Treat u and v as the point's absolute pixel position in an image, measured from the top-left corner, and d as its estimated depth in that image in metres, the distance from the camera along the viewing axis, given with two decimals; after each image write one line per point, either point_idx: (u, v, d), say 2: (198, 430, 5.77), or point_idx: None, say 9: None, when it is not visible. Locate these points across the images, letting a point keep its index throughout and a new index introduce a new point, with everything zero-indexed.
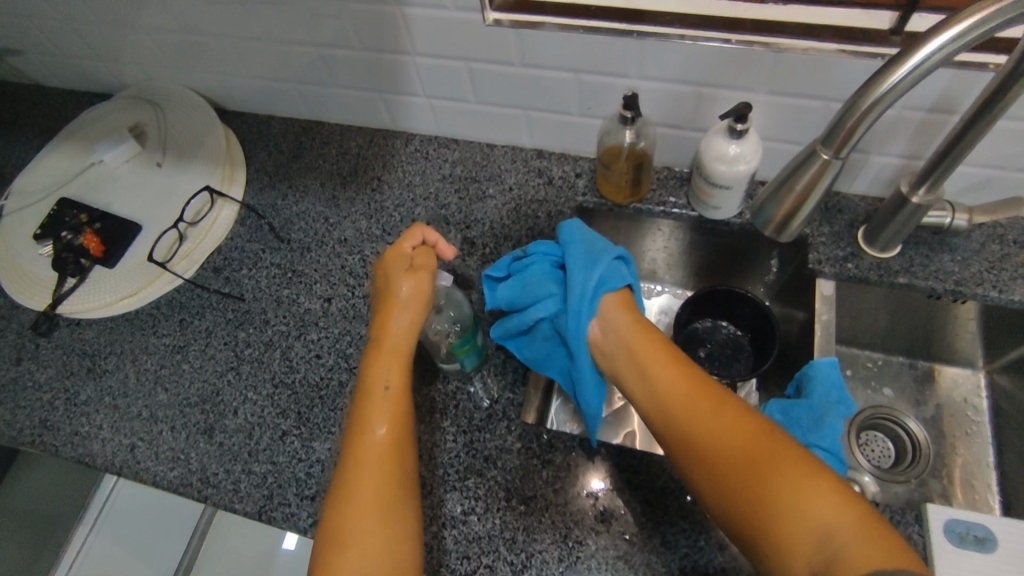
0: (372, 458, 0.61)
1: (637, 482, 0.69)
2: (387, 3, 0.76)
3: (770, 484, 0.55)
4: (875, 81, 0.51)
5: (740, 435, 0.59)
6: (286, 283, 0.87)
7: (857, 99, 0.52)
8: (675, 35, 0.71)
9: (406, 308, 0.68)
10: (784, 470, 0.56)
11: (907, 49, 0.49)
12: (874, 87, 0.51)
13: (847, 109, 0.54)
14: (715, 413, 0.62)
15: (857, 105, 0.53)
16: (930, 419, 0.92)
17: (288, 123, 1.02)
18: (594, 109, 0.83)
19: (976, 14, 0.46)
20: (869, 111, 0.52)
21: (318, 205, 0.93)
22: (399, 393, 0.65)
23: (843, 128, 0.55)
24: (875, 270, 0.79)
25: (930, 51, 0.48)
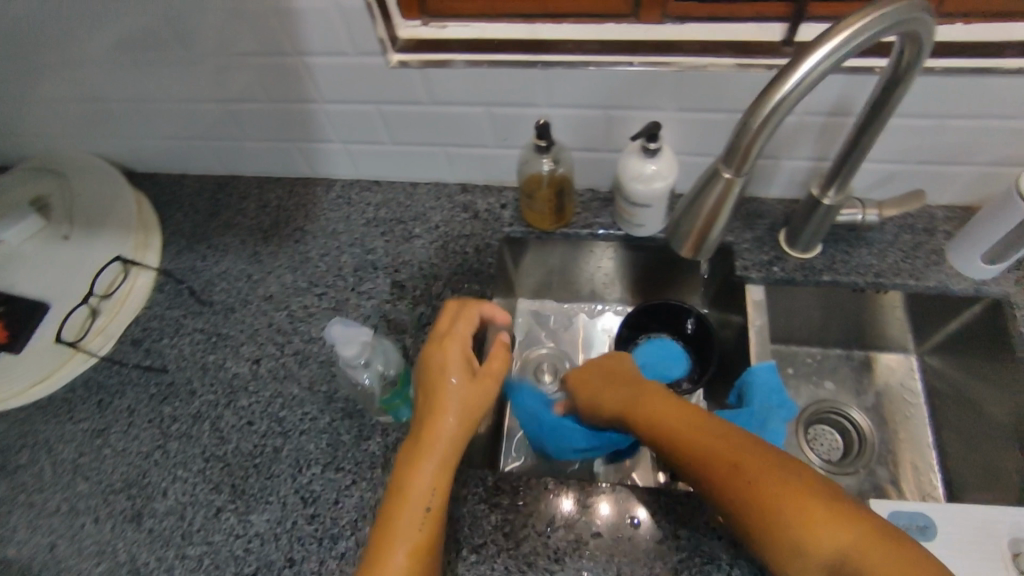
0: (421, 513, 0.58)
1: (594, 498, 0.68)
2: (287, 54, 0.75)
3: (772, 500, 0.52)
4: (779, 81, 0.47)
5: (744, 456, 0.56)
6: (211, 348, 0.83)
7: (768, 97, 0.47)
8: (578, 62, 0.72)
9: (456, 373, 0.65)
10: (777, 489, 0.52)
11: (802, 53, 0.47)
12: (779, 86, 0.47)
13: (744, 123, 0.49)
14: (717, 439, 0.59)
15: (764, 106, 0.48)
16: (873, 407, 0.94)
17: (202, 180, 0.99)
18: (509, 140, 0.83)
19: (859, 21, 0.47)
20: (780, 109, 0.48)
21: (239, 264, 0.90)
22: (444, 459, 0.60)
23: (748, 137, 0.49)
24: (801, 270, 0.81)
25: (826, 52, 0.47)
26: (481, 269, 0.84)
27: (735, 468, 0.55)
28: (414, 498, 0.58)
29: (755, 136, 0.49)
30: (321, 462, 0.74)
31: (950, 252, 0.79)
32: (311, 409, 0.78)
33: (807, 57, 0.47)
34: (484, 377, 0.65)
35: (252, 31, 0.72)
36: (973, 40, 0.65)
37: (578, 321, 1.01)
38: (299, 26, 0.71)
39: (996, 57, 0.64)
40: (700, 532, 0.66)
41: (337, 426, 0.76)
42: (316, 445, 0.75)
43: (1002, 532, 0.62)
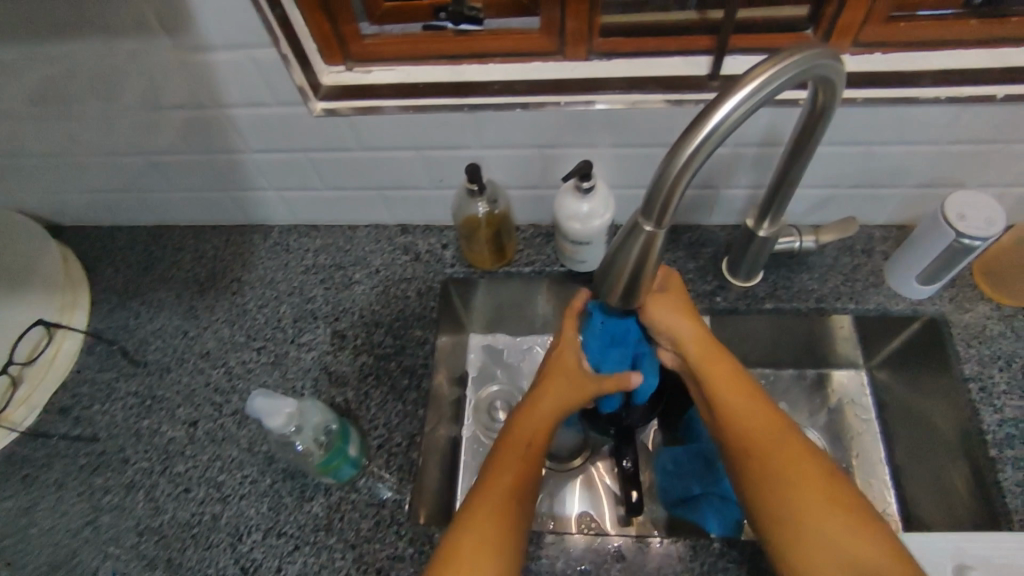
0: (504, 496, 0.60)
1: (553, 545, 0.68)
2: (208, 106, 0.72)
3: (803, 503, 0.57)
4: (692, 132, 0.46)
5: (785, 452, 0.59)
6: (144, 412, 0.79)
7: (680, 149, 0.46)
8: (506, 105, 0.71)
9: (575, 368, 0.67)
10: (801, 469, 0.58)
11: (713, 104, 0.46)
12: (692, 138, 0.46)
13: (662, 173, 0.47)
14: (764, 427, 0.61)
15: (677, 159, 0.47)
16: (826, 423, 0.93)
17: (133, 232, 0.95)
18: (445, 181, 0.81)
19: (768, 70, 0.46)
20: (693, 161, 0.47)
21: (173, 319, 0.86)
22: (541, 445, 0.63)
23: (664, 190, 0.48)
24: (743, 299, 0.80)
25: (736, 102, 0.46)
26: (424, 313, 0.83)
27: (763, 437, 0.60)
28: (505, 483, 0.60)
29: (671, 190, 0.48)
30: (262, 527, 0.71)
31: (887, 273, 0.79)
32: (250, 471, 0.74)
33: (718, 108, 0.46)
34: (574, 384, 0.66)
35: (168, 84, 0.70)
36: (890, 70, 0.65)
37: (530, 355, 0.99)
38: (216, 79, 0.69)
39: (913, 86, 0.65)
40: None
41: (278, 488, 0.73)
42: (257, 510, 0.72)
43: (947, 564, 0.61)
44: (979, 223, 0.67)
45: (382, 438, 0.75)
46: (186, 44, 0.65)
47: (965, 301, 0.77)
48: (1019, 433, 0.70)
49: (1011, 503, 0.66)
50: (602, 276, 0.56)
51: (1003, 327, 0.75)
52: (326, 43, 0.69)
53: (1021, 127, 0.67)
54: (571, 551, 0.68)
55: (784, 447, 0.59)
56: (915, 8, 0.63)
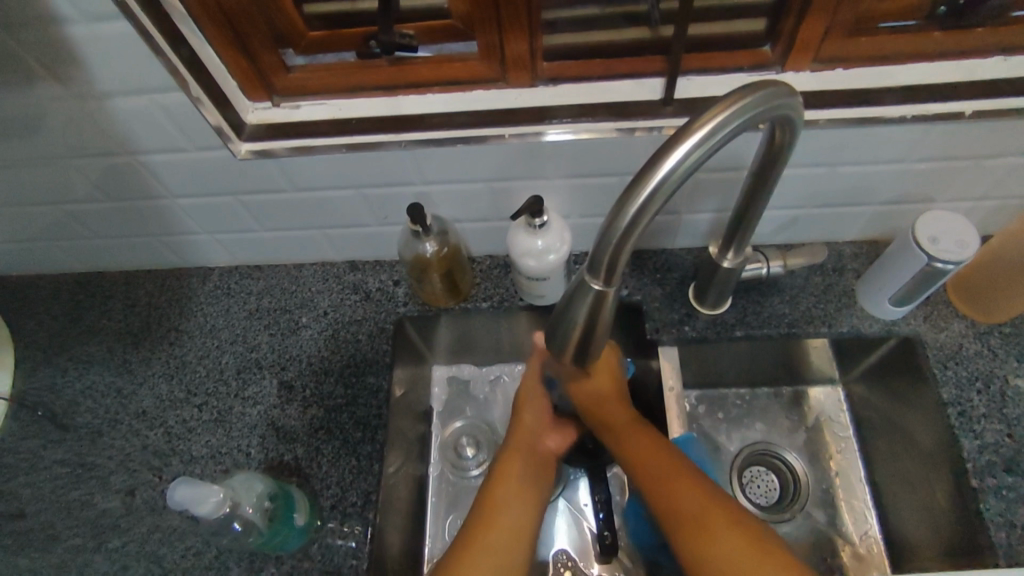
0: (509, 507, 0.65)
1: None
2: (120, 153, 0.66)
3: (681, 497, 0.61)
4: (634, 190, 0.42)
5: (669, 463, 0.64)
6: (76, 482, 0.73)
7: (622, 210, 0.42)
8: (447, 139, 0.66)
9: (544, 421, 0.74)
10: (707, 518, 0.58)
11: (656, 157, 0.41)
12: (634, 197, 0.41)
13: (607, 229, 0.42)
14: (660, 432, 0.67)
15: (619, 220, 0.42)
16: (805, 443, 0.89)
17: (61, 281, 0.88)
18: (391, 217, 0.76)
19: (717, 117, 0.41)
20: (638, 221, 0.42)
21: (105, 376, 0.80)
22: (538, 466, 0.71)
23: (609, 251, 0.43)
24: (712, 327, 0.76)
25: (681, 156, 0.41)
26: (376, 358, 0.77)
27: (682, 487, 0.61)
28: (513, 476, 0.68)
29: (618, 250, 0.43)
30: None
31: (860, 293, 0.76)
32: (193, 542, 0.69)
33: (665, 158, 0.41)
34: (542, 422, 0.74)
35: (72, 132, 0.64)
36: (853, 87, 0.61)
37: (497, 387, 0.94)
38: (124, 125, 0.63)
39: (879, 104, 0.61)
40: None
41: (224, 560, 0.68)
42: None
43: None
44: (952, 245, 0.64)
45: (335, 497, 0.70)
46: (83, 90, 0.59)
47: (940, 320, 0.74)
48: (1000, 459, 0.67)
49: (995, 536, 0.63)
50: (552, 333, 0.51)
51: (979, 346, 0.72)
52: (247, 77, 0.63)
53: (991, 142, 0.63)
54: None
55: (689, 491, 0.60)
56: (876, 23, 0.59)
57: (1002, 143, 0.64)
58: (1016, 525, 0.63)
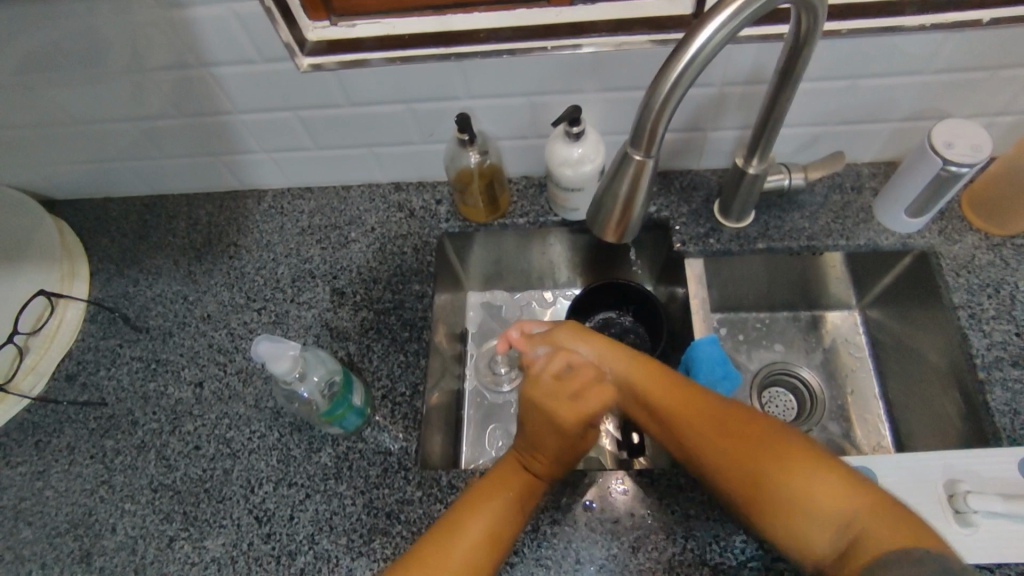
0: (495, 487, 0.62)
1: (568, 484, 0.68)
2: (192, 66, 0.72)
3: (807, 493, 0.50)
4: (671, 63, 0.46)
5: (777, 455, 0.53)
6: (151, 375, 0.81)
7: (659, 83, 0.47)
8: (493, 51, 0.71)
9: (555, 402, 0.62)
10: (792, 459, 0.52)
11: (691, 32, 0.46)
12: (671, 70, 0.46)
13: (647, 102, 0.48)
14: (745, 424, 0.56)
15: (658, 91, 0.47)
16: (821, 362, 0.91)
17: (129, 202, 0.95)
18: (436, 134, 0.82)
19: None
20: (675, 91, 0.47)
21: (173, 285, 0.87)
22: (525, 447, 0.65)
23: (648, 123, 0.49)
24: (736, 240, 0.81)
25: (712, 31, 0.46)
26: (421, 268, 0.84)
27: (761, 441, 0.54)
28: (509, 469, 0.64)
29: (656, 120, 0.48)
30: (272, 479, 0.72)
31: (877, 209, 0.80)
32: (258, 426, 0.76)
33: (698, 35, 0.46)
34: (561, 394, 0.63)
35: (153, 45, 0.70)
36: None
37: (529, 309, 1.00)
38: (200, 37, 0.69)
39: (898, 15, 0.65)
40: (651, 509, 0.67)
41: (287, 441, 0.74)
42: (267, 463, 0.73)
43: (938, 479, 0.63)
44: (966, 150, 0.68)
45: (386, 387, 0.76)
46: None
47: (954, 233, 0.78)
48: (1008, 355, 0.71)
49: (1000, 421, 0.67)
50: (597, 209, 0.57)
51: (991, 256, 0.77)
52: None
53: (1005, 52, 0.67)
54: (577, 487, 0.68)
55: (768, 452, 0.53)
56: None
57: (1016, 53, 0.67)
58: (1020, 412, 0.68)
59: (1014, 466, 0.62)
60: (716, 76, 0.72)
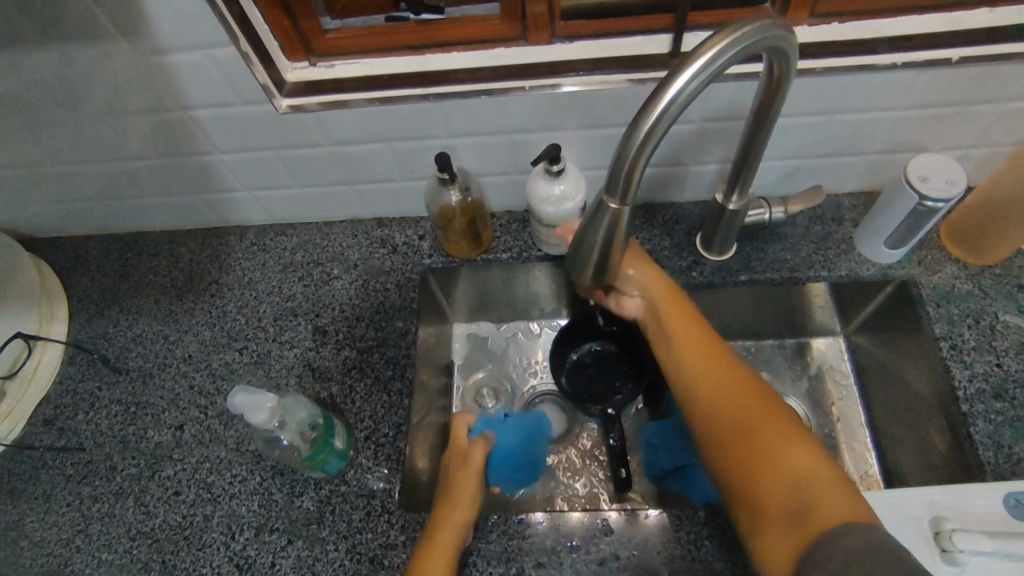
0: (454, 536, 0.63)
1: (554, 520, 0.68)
2: (171, 109, 0.72)
3: (783, 452, 0.56)
4: (646, 111, 0.46)
5: (780, 434, 0.57)
6: (130, 419, 0.79)
7: (634, 132, 0.46)
8: (472, 91, 0.71)
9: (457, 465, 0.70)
10: (770, 429, 0.58)
11: (663, 82, 0.46)
12: (645, 121, 0.46)
13: (621, 150, 0.47)
14: (739, 391, 0.62)
15: (632, 142, 0.46)
16: (808, 390, 0.90)
17: (108, 240, 0.94)
18: (417, 171, 0.82)
19: (716, 46, 0.46)
20: (649, 140, 0.46)
21: (153, 325, 0.86)
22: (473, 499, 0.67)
23: (624, 171, 0.48)
24: (718, 272, 0.81)
25: (685, 81, 0.45)
26: (403, 304, 0.83)
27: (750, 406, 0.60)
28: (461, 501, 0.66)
29: (632, 168, 0.48)
30: (254, 525, 0.71)
31: (858, 240, 0.80)
32: (240, 470, 0.75)
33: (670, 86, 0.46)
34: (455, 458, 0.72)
35: (130, 89, 0.70)
36: (846, 38, 0.66)
37: (515, 340, 0.99)
38: (178, 81, 0.69)
39: (872, 53, 0.66)
40: (636, 550, 0.66)
41: (268, 485, 0.73)
42: (248, 508, 0.72)
43: (923, 515, 0.62)
44: (941, 184, 0.69)
45: (369, 428, 0.75)
46: (142, 47, 0.65)
47: (934, 263, 0.79)
48: (989, 386, 0.71)
49: (984, 455, 0.67)
50: (574, 251, 0.56)
51: (971, 286, 0.77)
52: (288, 38, 0.69)
53: (979, 87, 0.68)
54: (561, 528, 0.68)
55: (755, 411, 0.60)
56: None
57: (989, 88, 0.68)
58: (1003, 445, 0.67)
59: (997, 501, 0.62)
60: (693, 112, 0.73)
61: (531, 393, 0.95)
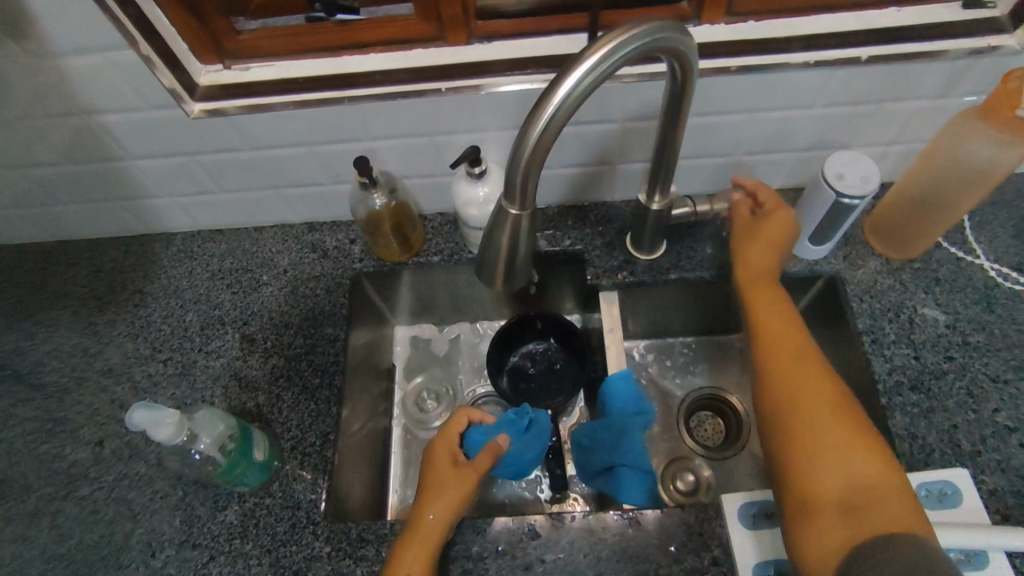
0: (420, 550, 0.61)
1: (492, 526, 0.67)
2: (76, 115, 0.70)
3: (837, 445, 0.55)
4: (535, 115, 0.45)
5: (865, 465, 0.54)
6: (47, 436, 0.77)
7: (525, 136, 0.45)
8: (389, 93, 0.69)
9: (448, 474, 0.67)
10: (828, 412, 0.57)
11: (552, 84, 0.45)
12: (534, 126, 0.45)
13: (513, 156, 0.47)
14: (813, 368, 0.60)
15: (522, 149, 0.46)
16: (744, 386, 0.91)
17: (27, 250, 0.91)
18: (342, 175, 0.80)
19: (604, 47, 0.45)
20: (540, 145, 0.46)
21: (73, 337, 0.83)
22: (450, 506, 0.64)
23: (518, 177, 0.47)
24: (649, 271, 0.82)
25: (572, 83, 0.45)
26: (333, 310, 0.82)
27: (821, 386, 0.59)
28: (438, 498, 0.65)
29: (525, 175, 0.47)
30: (175, 541, 0.69)
31: None
32: (161, 485, 0.72)
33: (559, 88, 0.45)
34: (444, 457, 0.69)
35: (29, 93, 0.67)
36: (758, 38, 0.67)
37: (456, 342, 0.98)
38: (79, 85, 0.66)
39: (784, 52, 0.66)
40: (564, 553, 0.66)
41: (190, 500, 0.71)
42: (169, 525, 0.70)
43: None
44: (856, 181, 0.70)
45: (295, 438, 0.74)
46: (34, 51, 0.63)
47: (857, 259, 0.80)
48: (907, 379, 0.71)
49: (900, 446, 0.67)
50: (482, 257, 0.55)
51: (892, 281, 0.78)
52: (196, 40, 0.67)
53: (889, 85, 0.69)
54: (486, 532, 0.67)
55: (823, 390, 0.58)
56: None
57: (898, 86, 0.69)
58: (918, 436, 0.68)
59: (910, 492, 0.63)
60: (614, 112, 0.73)
61: (472, 395, 0.94)
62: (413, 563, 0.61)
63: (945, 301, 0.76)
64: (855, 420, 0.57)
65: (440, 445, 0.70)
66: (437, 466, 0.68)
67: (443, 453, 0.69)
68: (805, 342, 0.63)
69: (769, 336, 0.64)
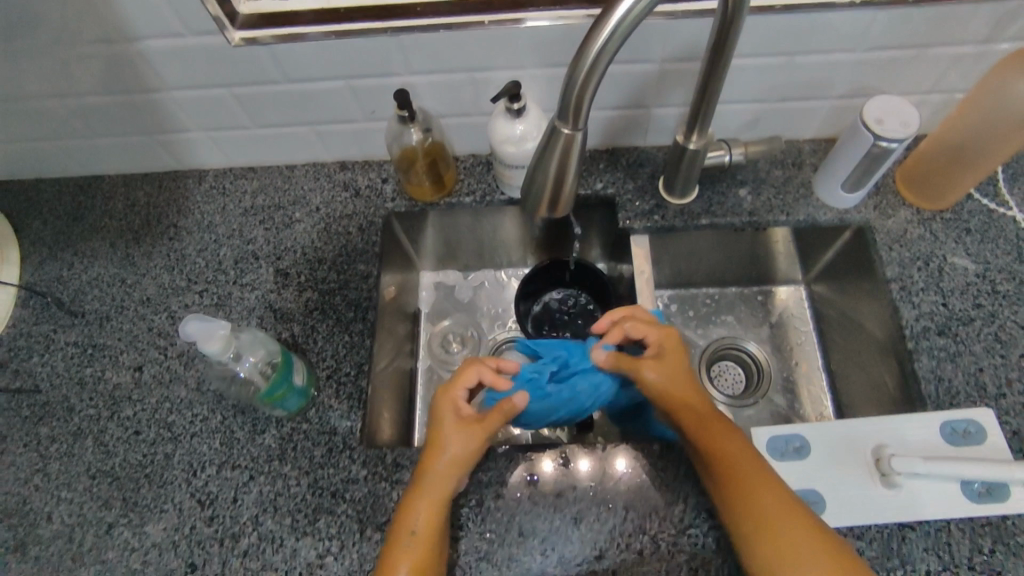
0: (428, 514, 0.61)
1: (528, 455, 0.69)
2: (118, 42, 0.70)
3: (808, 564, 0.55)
4: (593, 34, 0.45)
5: None
6: (88, 361, 0.79)
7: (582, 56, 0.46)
8: (430, 25, 0.70)
9: (454, 432, 0.65)
10: (791, 531, 0.56)
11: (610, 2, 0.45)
12: (591, 45, 0.45)
13: (569, 77, 0.47)
14: (767, 481, 0.59)
15: (579, 69, 0.46)
16: (768, 336, 0.91)
17: (61, 183, 0.91)
18: (378, 111, 0.80)
19: None
20: (596, 66, 0.46)
21: (110, 268, 0.85)
22: (459, 466, 0.64)
23: (573, 96, 0.48)
24: (680, 216, 0.82)
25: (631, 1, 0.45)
26: (367, 248, 0.83)
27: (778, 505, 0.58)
28: (444, 457, 0.63)
29: (581, 93, 0.48)
30: (215, 462, 0.72)
31: (817, 184, 0.81)
32: (201, 410, 0.74)
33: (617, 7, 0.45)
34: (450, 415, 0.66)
35: (73, 17, 0.68)
36: None
37: (482, 288, 0.99)
38: (123, 10, 0.67)
39: None
40: (595, 480, 0.68)
41: (230, 424, 0.73)
42: (209, 446, 0.72)
43: (866, 445, 0.65)
44: (895, 125, 0.70)
45: (331, 367, 0.75)
46: None
47: (888, 208, 0.80)
48: (934, 324, 0.73)
49: (926, 389, 0.69)
50: (531, 180, 0.56)
51: (922, 231, 0.78)
52: None
53: (931, 29, 0.69)
54: (517, 461, 0.69)
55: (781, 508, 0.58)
56: None
57: (941, 30, 0.69)
58: (943, 379, 0.69)
59: (935, 429, 0.65)
60: (654, 52, 0.73)
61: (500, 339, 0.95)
62: (421, 521, 0.61)
63: (975, 250, 0.76)
64: (822, 536, 0.56)
65: (445, 400, 0.66)
66: (444, 423, 0.65)
67: (447, 410, 0.66)
68: (746, 446, 0.62)
69: (718, 445, 0.62)
